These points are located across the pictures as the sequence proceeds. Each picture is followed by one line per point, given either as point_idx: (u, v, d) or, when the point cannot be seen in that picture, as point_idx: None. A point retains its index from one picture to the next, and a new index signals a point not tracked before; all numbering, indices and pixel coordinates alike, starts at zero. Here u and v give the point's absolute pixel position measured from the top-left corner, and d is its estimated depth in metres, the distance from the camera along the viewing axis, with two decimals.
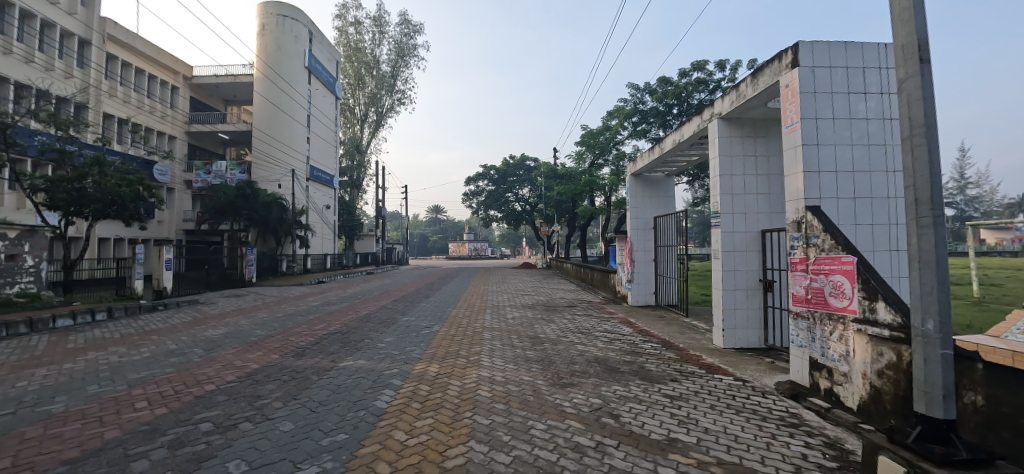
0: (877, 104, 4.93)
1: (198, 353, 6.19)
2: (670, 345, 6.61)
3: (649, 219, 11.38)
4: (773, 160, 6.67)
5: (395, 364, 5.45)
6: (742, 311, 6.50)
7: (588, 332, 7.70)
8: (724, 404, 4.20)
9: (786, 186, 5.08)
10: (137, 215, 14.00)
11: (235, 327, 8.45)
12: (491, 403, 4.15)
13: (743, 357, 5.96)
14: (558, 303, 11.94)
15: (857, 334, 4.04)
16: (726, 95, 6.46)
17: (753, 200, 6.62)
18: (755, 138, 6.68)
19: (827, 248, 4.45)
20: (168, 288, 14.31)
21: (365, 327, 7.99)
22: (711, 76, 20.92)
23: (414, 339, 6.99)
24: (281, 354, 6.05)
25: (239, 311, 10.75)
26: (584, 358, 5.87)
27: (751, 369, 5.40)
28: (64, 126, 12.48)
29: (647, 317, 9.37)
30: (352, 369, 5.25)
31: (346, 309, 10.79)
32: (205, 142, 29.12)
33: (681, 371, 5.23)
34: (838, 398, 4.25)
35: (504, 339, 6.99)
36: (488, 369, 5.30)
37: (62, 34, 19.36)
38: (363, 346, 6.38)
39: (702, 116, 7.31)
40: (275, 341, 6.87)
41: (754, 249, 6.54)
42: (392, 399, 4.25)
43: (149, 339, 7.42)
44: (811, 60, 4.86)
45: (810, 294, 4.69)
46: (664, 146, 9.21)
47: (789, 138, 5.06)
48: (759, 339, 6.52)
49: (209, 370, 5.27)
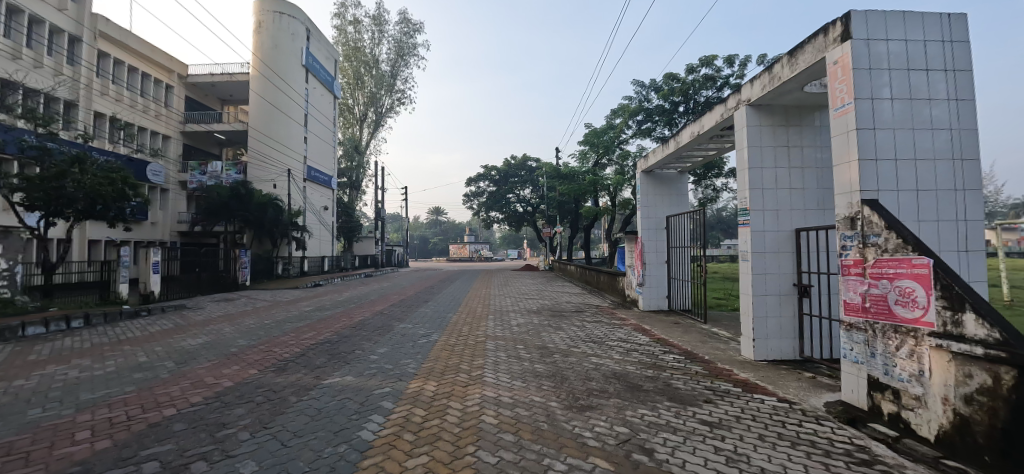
0: (941, 82, 4.28)
1: (168, 368, 5.53)
2: (694, 357, 5.94)
3: (662, 218, 10.75)
4: (807, 151, 6.02)
5: (387, 382, 4.78)
6: (774, 319, 5.84)
7: (600, 341, 7.00)
8: (773, 434, 3.53)
9: (834, 178, 4.43)
10: (121, 214, 13.36)
11: (217, 336, 7.78)
12: (498, 433, 3.48)
13: (779, 371, 5.30)
14: (564, 308, 11.26)
15: (934, 351, 3.38)
16: (756, 79, 5.82)
17: (786, 196, 5.95)
18: (788, 126, 6.02)
19: (891, 248, 3.80)
20: (155, 291, 13.76)
21: (358, 336, 7.30)
22: (719, 72, 20.27)
23: (410, 350, 6.31)
24: (260, 368, 5.39)
25: (225, 317, 10.08)
26: (600, 373, 5.19)
27: (793, 386, 4.73)
28: (42, 122, 11.84)
29: (662, 324, 8.67)
30: (338, 388, 4.59)
31: (340, 314, 10.13)
32: (200, 142, 28.56)
33: (716, 390, 4.55)
34: (908, 425, 3.61)
35: (510, 350, 6.33)
36: (493, 388, 4.63)
37: (52, 30, 18.75)
38: (353, 359, 5.74)
39: (725, 105, 6.66)
40: (258, 353, 6.21)
41: (788, 250, 5.88)
42: (381, 428, 3.59)
43: (120, 350, 6.76)
44: (865, 31, 4.25)
45: (869, 302, 4.01)
46: (679, 139, 8.53)
47: (838, 122, 4.42)
48: (793, 351, 5.85)
49: (175, 389, 4.61)
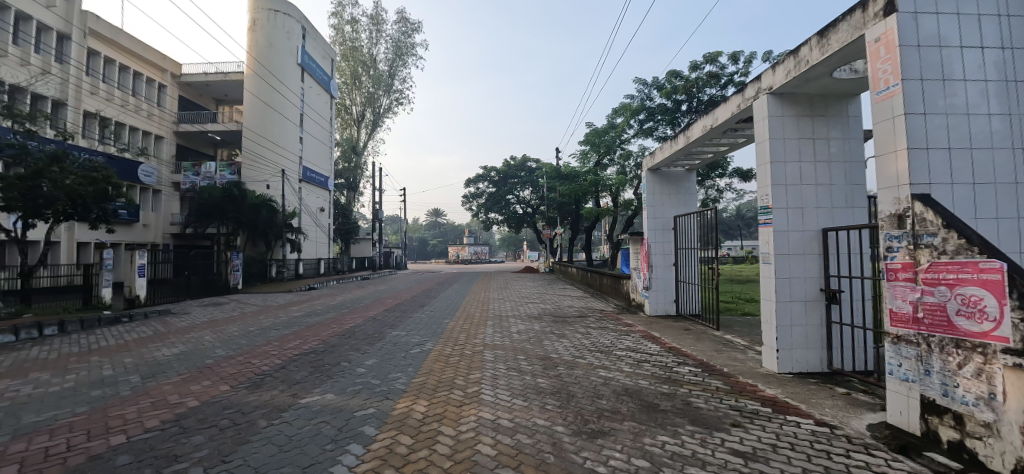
0: (998, 61, 3.77)
1: (131, 383, 5.00)
2: (712, 369, 5.42)
3: (670, 219, 10.21)
4: (835, 144, 5.51)
5: (372, 401, 4.25)
6: (800, 328, 5.32)
7: (607, 350, 6.48)
8: (818, 468, 3.01)
9: (876, 170, 3.92)
10: (104, 216, 12.81)
11: (195, 345, 7.22)
12: (496, 469, 2.95)
13: (808, 386, 4.77)
14: (567, 313, 10.70)
15: (1009, 370, 2.87)
16: (779, 64, 5.31)
17: (811, 193, 5.44)
18: (813, 117, 5.51)
19: (951, 250, 3.28)
20: (141, 295, 13.24)
21: (346, 345, 6.76)
22: (723, 70, 19.81)
23: (400, 362, 5.78)
24: (233, 384, 4.87)
25: (209, 324, 9.54)
26: (610, 389, 4.66)
27: (829, 405, 4.21)
28: (21, 119, 11.24)
29: (671, 330, 8.16)
30: (315, 409, 4.05)
31: (331, 320, 9.62)
32: (193, 142, 28.02)
33: (743, 411, 4.03)
34: (973, 456, 3.10)
35: (510, 362, 5.81)
36: (491, 408, 4.09)
37: (39, 28, 18.18)
38: (337, 373, 5.22)
39: (742, 95, 6.15)
40: (235, 366, 5.67)
41: (814, 252, 5.36)
42: (360, 461, 3.07)
43: (86, 361, 6.21)
44: (912, 4, 3.73)
45: (923, 312, 3.50)
46: (689, 133, 8.00)
47: (880, 108, 3.90)
48: (821, 362, 5.33)
49: (131, 411, 4.08)
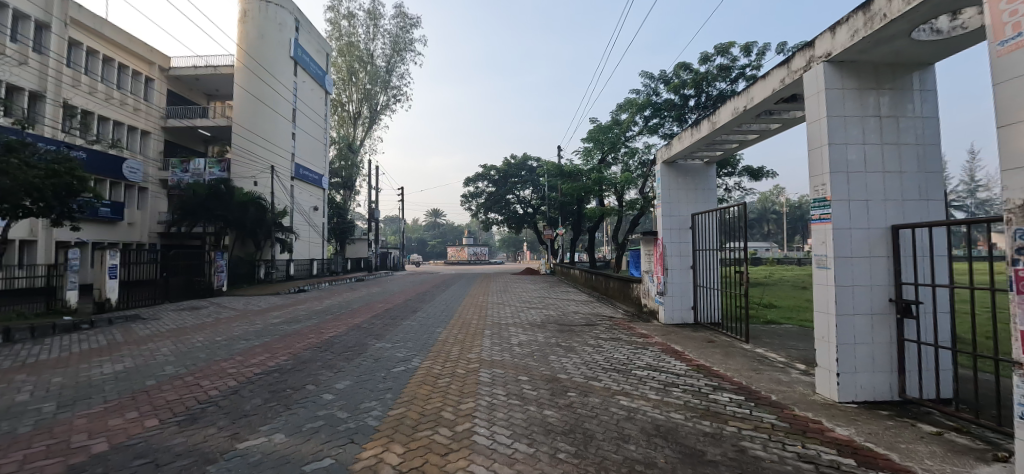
0: None
1: (39, 415, 4.01)
2: (759, 398, 4.42)
3: (686, 217, 9.26)
4: (904, 122, 4.56)
5: (330, 447, 3.26)
6: (865, 347, 4.35)
7: (624, 369, 5.49)
8: None
9: (1002, 147, 2.94)
10: (66, 211, 11.78)
11: (146, 359, 6.23)
12: None
13: (886, 424, 3.77)
14: (573, 321, 9.71)
15: None
16: (840, 24, 4.34)
17: (877, 181, 4.48)
18: (878, 91, 4.56)
19: None
20: (112, 299, 12.25)
21: (317, 362, 5.76)
22: (734, 62, 18.87)
23: (378, 385, 4.78)
24: (166, 418, 3.90)
25: (175, 332, 8.52)
26: (637, 426, 3.69)
27: (928, 455, 3.21)
28: None
29: (693, 342, 7.20)
30: (252, 460, 3.06)
31: (312, 328, 8.63)
32: (181, 138, 27.03)
33: (819, 465, 3.03)
34: None
35: (510, 385, 4.83)
36: (485, 458, 3.11)
37: (16, 16, 17.18)
38: (299, 401, 4.24)
39: (788, 67, 5.17)
40: (177, 390, 4.67)
41: (882, 254, 4.40)
42: None
43: (6, 381, 5.21)
44: None
45: None
46: (714, 118, 6.98)
47: (1005, 63, 2.94)
48: (890, 388, 4.36)
49: (9, 462, 3.09)
